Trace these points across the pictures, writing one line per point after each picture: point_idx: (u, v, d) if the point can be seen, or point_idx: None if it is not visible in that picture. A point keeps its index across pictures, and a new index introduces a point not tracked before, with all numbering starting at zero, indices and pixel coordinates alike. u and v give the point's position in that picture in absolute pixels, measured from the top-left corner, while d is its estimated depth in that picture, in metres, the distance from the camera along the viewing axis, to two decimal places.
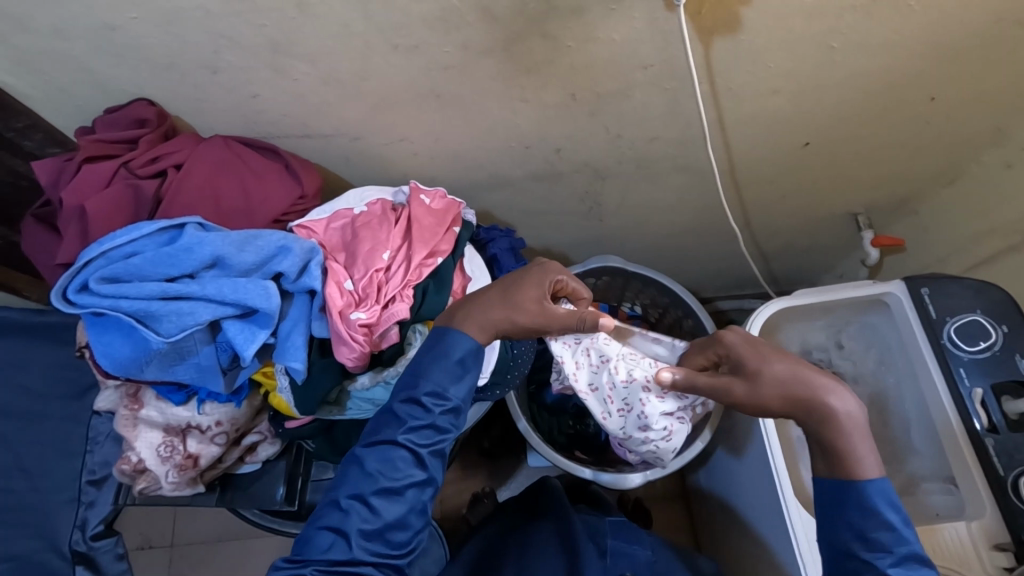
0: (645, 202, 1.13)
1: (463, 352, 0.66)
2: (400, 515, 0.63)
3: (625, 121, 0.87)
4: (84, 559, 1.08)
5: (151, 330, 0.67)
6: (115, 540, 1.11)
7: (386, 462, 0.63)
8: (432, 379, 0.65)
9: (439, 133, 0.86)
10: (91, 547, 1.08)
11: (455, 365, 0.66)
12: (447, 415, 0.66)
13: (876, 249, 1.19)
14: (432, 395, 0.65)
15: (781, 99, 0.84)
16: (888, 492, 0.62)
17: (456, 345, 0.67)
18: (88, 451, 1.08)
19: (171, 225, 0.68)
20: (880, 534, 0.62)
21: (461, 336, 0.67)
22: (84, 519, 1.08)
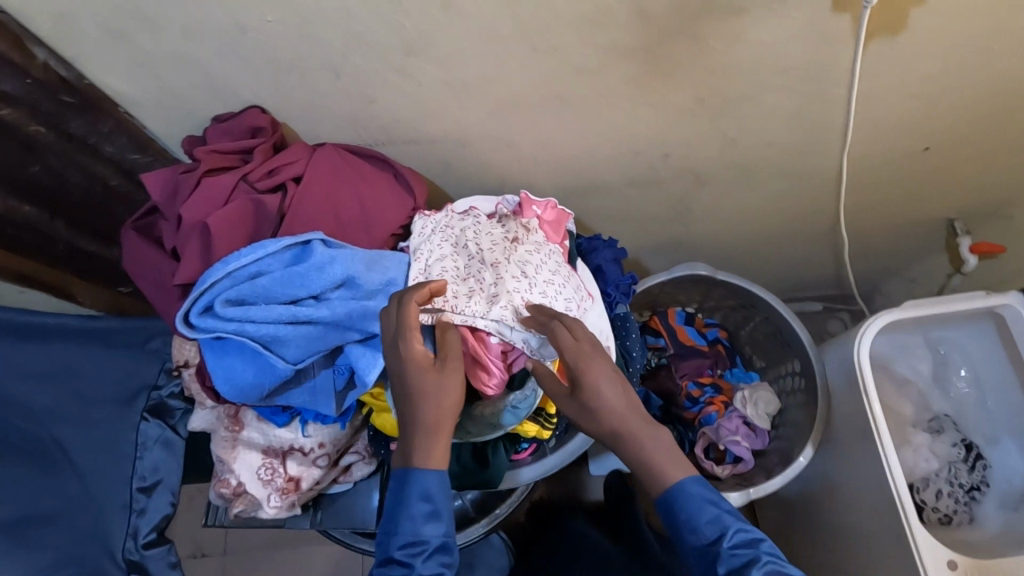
0: (738, 207, 1.08)
1: (418, 491, 0.60)
2: None
3: (745, 126, 0.82)
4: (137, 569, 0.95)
5: (278, 357, 0.63)
6: (169, 547, 0.98)
7: None
8: (405, 528, 0.61)
9: (550, 138, 0.81)
10: (144, 556, 0.95)
11: (426, 505, 0.61)
12: (433, 560, 0.61)
13: (974, 256, 1.14)
14: (408, 541, 0.61)
15: (918, 102, 0.79)
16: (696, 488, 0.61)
17: (427, 486, 0.61)
18: (137, 458, 0.98)
19: (296, 241, 0.64)
20: (708, 524, 0.60)
21: (419, 474, 0.61)
22: (136, 527, 0.96)
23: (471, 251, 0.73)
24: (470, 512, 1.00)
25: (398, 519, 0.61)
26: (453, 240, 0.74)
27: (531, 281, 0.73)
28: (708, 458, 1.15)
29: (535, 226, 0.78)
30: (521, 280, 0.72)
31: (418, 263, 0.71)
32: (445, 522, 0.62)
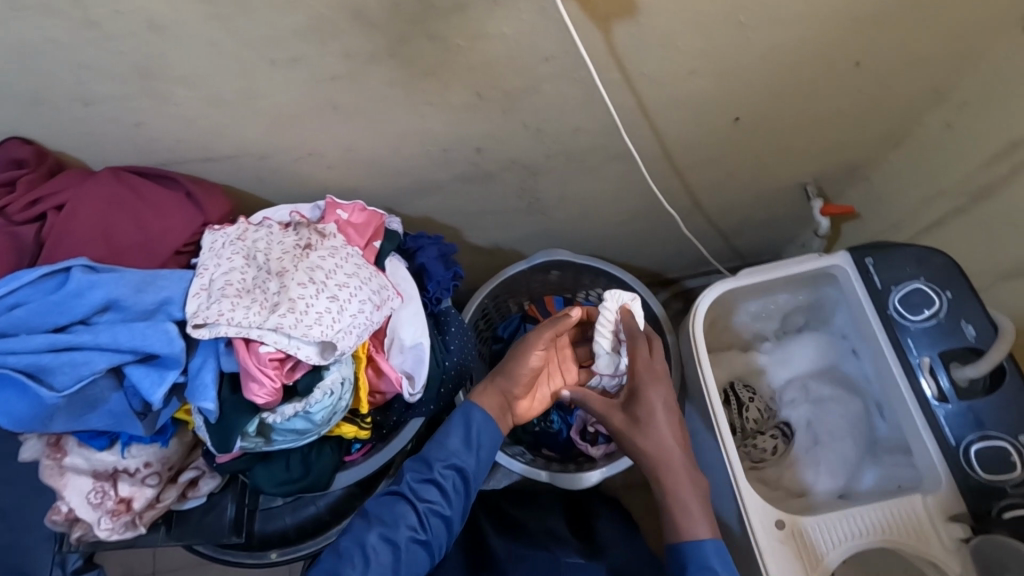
0: (586, 195, 1.09)
1: (473, 421, 0.79)
2: (390, 526, 0.74)
3: (542, 117, 0.83)
4: None
5: (44, 386, 0.63)
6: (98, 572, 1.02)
7: (390, 511, 0.75)
8: (443, 442, 0.78)
9: (350, 142, 0.82)
10: None
11: (466, 431, 0.79)
12: (452, 473, 0.78)
13: (827, 219, 1.15)
14: (440, 454, 0.78)
15: (704, 80, 0.81)
16: (467, 418, 0.79)
17: (473, 413, 0.80)
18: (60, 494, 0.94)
19: (56, 269, 0.65)
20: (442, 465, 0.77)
21: (471, 409, 0.80)
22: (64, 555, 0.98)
23: (260, 262, 0.74)
24: (325, 516, 0.95)
25: (445, 446, 0.78)
26: (243, 252, 0.75)
27: (319, 286, 0.72)
28: (585, 441, 1.17)
29: (333, 230, 0.79)
30: (307, 286, 0.72)
31: (202, 278, 0.71)
32: (475, 451, 0.79)
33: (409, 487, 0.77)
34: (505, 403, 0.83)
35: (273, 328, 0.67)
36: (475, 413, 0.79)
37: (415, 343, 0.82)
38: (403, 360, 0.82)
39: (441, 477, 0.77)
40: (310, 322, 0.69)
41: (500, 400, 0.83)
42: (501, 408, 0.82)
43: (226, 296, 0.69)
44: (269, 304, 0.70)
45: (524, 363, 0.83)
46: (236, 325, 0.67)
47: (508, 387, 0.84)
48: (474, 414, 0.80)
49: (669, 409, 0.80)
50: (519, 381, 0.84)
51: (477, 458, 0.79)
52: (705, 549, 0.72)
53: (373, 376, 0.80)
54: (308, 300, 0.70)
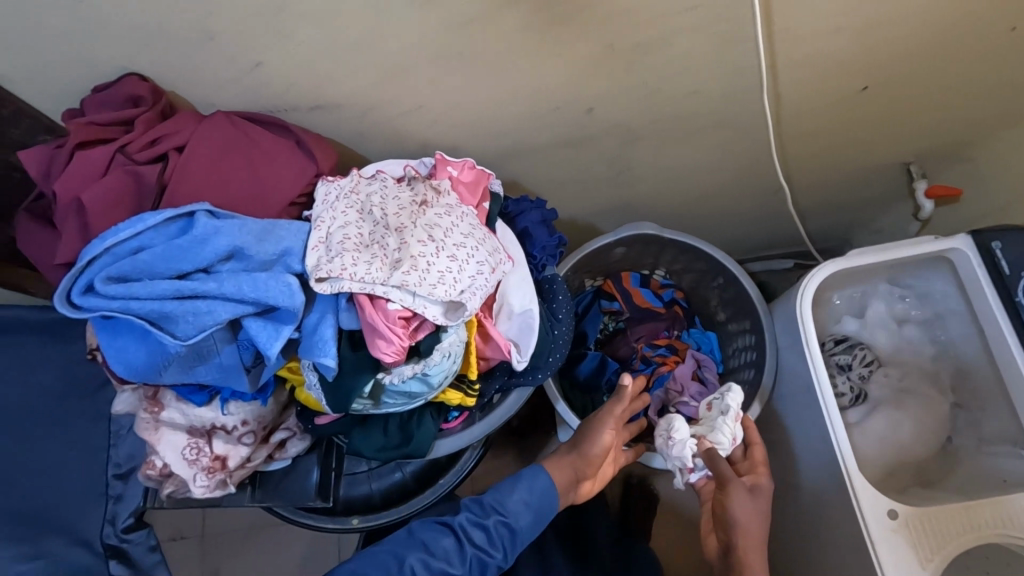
0: (680, 164, 1.04)
1: (539, 484, 0.80)
2: (432, 555, 0.73)
3: (664, 74, 0.78)
4: (117, 552, 1.05)
5: (166, 334, 0.61)
6: (148, 532, 1.08)
7: (435, 539, 0.75)
8: (503, 493, 0.79)
9: (462, 94, 0.77)
10: (124, 539, 1.05)
11: (531, 492, 0.79)
12: (504, 530, 0.77)
13: (930, 201, 1.10)
14: (498, 507, 0.78)
15: (845, 39, 0.76)
16: (537, 487, 0.80)
17: (541, 478, 0.81)
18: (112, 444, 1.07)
19: (180, 213, 0.62)
20: (498, 513, 0.77)
21: (540, 476, 0.80)
22: (114, 512, 1.05)
23: (376, 217, 0.70)
24: (410, 484, 0.95)
25: (506, 498, 0.78)
26: (358, 206, 0.71)
27: (438, 244, 0.69)
28: None
29: (447, 188, 0.76)
30: (427, 244, 0.68)
31: (319, 230, 0.68)
32: (532, 514, 0.78)
33: (460, 525, 0.77)
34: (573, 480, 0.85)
35: (398, 286, 0.64)
36: (542, 481, 0.80)
37: (523, 310, 0.78)
38: (512, 329, 0.78)
39: (491, 528, 0.76)
40: (433, 282, 0.65)
41: (569, 477, 0.84)
42: (569, 483, 0.84)
43: (347, 251, 0.66)
44: (390, 261, 0.66)
45: (597, 436, 0.87)
46: (359, 281, 0.64)
47: (577, 469, 0.85)
48: (541, 486, 0.80)
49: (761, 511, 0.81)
50: (589, 460, 0.86)
51: (530, 522, 0.78)
52: None
53: (480, 342, 0.77)
54: (429, 259, 0.67)
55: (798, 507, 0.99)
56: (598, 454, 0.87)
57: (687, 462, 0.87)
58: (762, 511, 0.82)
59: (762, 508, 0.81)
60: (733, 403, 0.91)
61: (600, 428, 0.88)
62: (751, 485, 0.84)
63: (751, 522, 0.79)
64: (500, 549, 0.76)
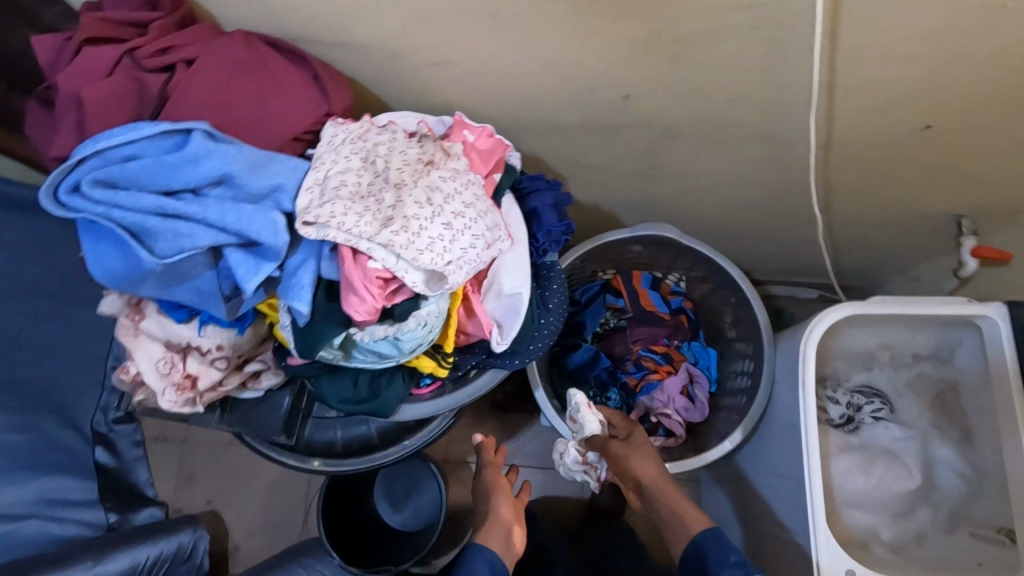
0: (715, 173, 0.98)
1: (481, 551, 0.86)
2: None
3: (710, 75, 0.73)
4: (104, 440, 1.34)
5: (144, 249, 0.60)
6: (132, 427, 1.40)
7: None
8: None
9: (492, 58, 0.73)
10: (111, 430, 1.35)
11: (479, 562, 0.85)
12: None
13: (974, 261, 1.03)
14: None
15: (913, 72, 0.70)
16: (480, 554, 0.86)
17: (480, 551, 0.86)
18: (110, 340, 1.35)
19: (176, 129, 0.60)
20: None
21: (477, 546, 0.87)
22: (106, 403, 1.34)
23: (377, 168, 0.68)
24: (374, 439, 0.95)
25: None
26: (363, 154, 0.69)
27: (435, 209, 0.66)
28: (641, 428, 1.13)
29: (458, 152, 0.72)
30: (423, 207, 0.66)
31: (317, 172, 0.66)
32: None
33: None
34: (506, 542, 0.91)
35: (383, 245, 0.62)
36: (482, 545, 0.86)
37: (513, 292, 0.75)
38: (498, 309, 0.76)
39: None
40: (422, 248, 0.63)
41: (500, 536, 0.91)
42: (505, 541, 0.91)
43: (340, 198, 0.64)
44: (382, 218, 0.64)
45: (497, 503, 0.97)
46: (346, 232, 0.62)
47: (500, 528, 0.93)
48: (480, 551, 0.86)
49: (646, 448, 0.88)
50: (505, 519, 0.94)
51: None
52: (701, 539, 0.76)
53: (463, 316, 0.76)
54: (422, 223, 0.64)
55: (766, 547, 0.96)
56: (508, 514, 0.96)
57: (580, 460, 0.98)
58: (646, 445, 0.89)
59: (647, 452, 0.88)
60: (580, 395, 0.96)
61: (495, 499, 0.98)
62: (631, 434, 0.92)
63: (645, 463, 0.86)
64: None
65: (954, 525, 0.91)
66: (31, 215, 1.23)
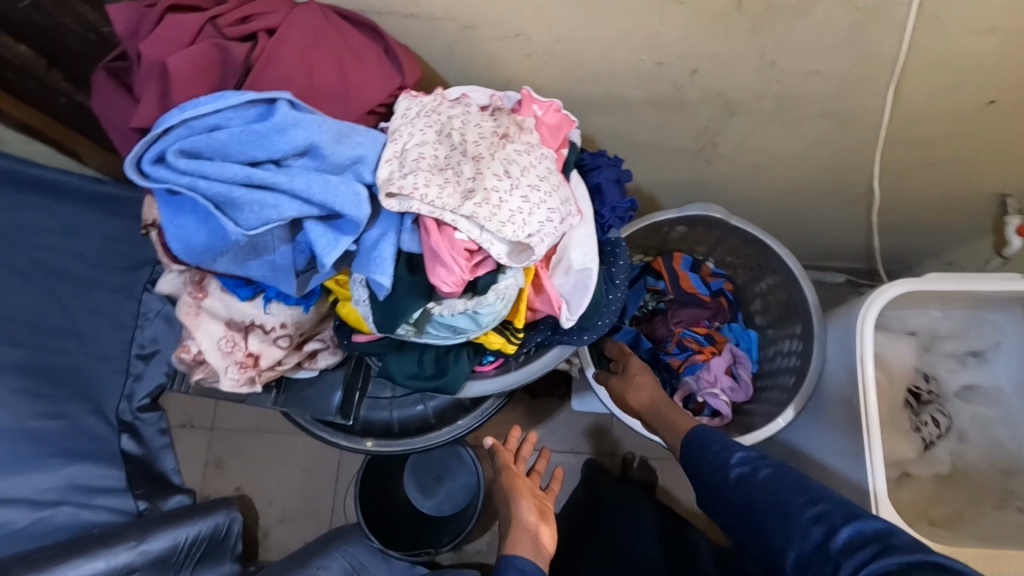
0: (766, 152, 0.99)
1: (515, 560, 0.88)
2: None
3: (785, 49, 0.73)
4: (128, 427, 1.32)
5: (229, 220, 0.59)
6: (157, 415, 1.37)
7: None
8: None
9: (566, 31, 0.73)
10: (136, 418, 1.33)
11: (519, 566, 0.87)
12: None
13: (1019, 240, 1.03)
14: None
15: (990, 41, 0.70)
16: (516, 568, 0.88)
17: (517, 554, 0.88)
18: (139, 327, 1.33)
19: (261, 98, 0.59)
20: None
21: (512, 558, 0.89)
22: (132, 391, 1.32)
23: (453, 141, 0.67)
24: (430, 419, 0.94)
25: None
26: (437, 127, 0.68)
27: (514, 182, 0.66)
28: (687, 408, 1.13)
29: (530, 126, 0.72)
30: (502, 179, 0.65)
31: (395, 144, 0.65)
32: None
33: None
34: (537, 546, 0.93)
35: (468, 217, 0.61)
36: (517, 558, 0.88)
37: (583, 268, 0.75)
38: (565, 285, 0.76)
39: None
40: (504, 219, 0.63)
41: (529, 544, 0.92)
42: (533, 546, 0.92)
43: (421, 170, 0.63)
44: (463, 190, 0.64)
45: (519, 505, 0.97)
46: (429, 203, 0.62)
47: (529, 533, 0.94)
48: (513, 563, 0.88)
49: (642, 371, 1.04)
50: (529, 521, 0.95)
51: None
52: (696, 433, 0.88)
53: (532, 292, 0.75)
54: (503, 195, 0.64)
55: None
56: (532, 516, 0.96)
57: None
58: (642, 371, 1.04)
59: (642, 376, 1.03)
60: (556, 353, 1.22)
61: (517, 502, 0.97)
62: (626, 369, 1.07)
63: (642, 390, 1.02)
64: None
65: (1003, 500, 0.93)
66: (65, 198, 1.21)
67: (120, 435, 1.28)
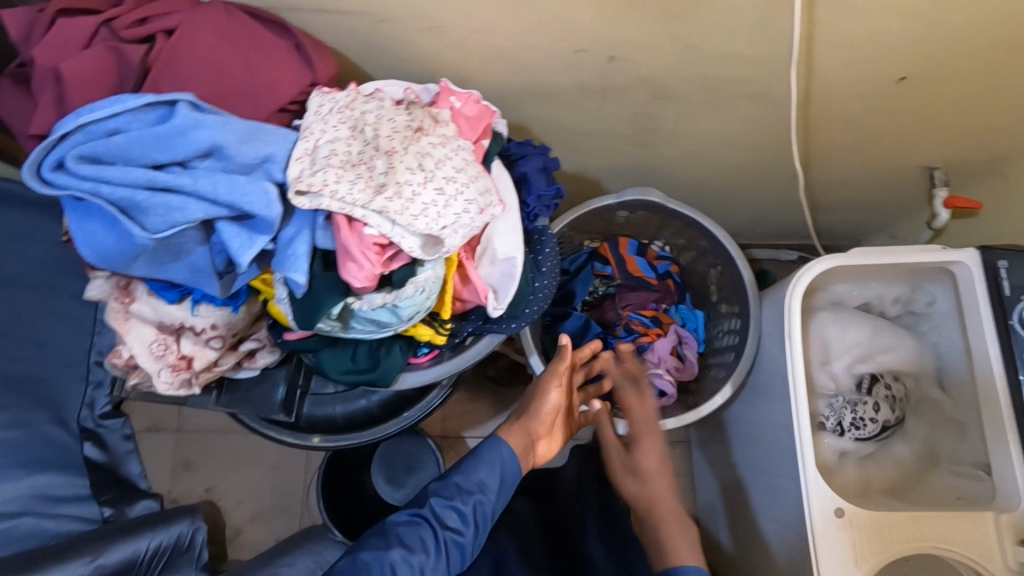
0: (699, 135, 1.00)
1: (502, 452, 0.82)
2: (411, 541, 0.73)
3: (697, 34, 0.74)
4: (92, 436, 1.31)
5: (135, 224, 0.59)
6: (121, 422, 1.36)
7: (409, 534, 0.74)
8: (472, 472, 0.80)
9: (480, 21, 0.73)
10: (99, 425, 1.32)
11: (499, 465, 0.81)
12: (479, 509, 0.78)
13: (947, 211, 1.06)
14: (470, 485, 0.79)
15: (891, 19, 0.72)
16: (497, 446, 0.82)
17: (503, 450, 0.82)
18: (98, 332, 1.29)
19: (161, 100, 0.59)
20: (470, 487, 0.79)
21: (498, 441, 0.83)
22: (92, 398, 1.30)
23: (367, 136, 0.68)
24: (374, 412, 0.95)
25: (475, 470, 0.80)
26: (351, 122, 0.68)
27: (428, 175, 0.66)
28: None
29: (446, 118, 0.72)
30: (416, 172, 0.66)
31: (306, 142, 0.66)
32: (495, 481, 0.80)
33: (430, 512, 0.76)
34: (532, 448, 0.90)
35: (379, 211, 0.62)
36: (503, 446, 0.82)
37: (508, 257, 0.76)
38: (491, 273, 0.77)
39: (465, 503, 0.77)
40: (416, 213, 0.63)
41: (523, 442, 0.88)
42: (526, 444, 0.87)
43: (331, 166, 0.63)
44: (376, 184, 0.64)
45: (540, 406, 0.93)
46: (340, 198, 0.62)
47: (534, 433, 0.91)
48: (500, 445, 0.83)
49: (658, 465, 0.90)
50: (538, 425, 0.91)
51: (500, 491, 0.81)
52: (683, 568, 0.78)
53: (458, 283, 0.76)
54: (416, 188, 0.65)
55: (760, 499, 0.99)
56: (545, 423, 0.93)
57: None
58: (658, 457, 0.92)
59: (655, 465, 0.91)
60: None
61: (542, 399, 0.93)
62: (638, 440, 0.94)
63: (656, 478, 0.89)
64: (463, 530, 0.77)
65: (933, 464, 0.96)
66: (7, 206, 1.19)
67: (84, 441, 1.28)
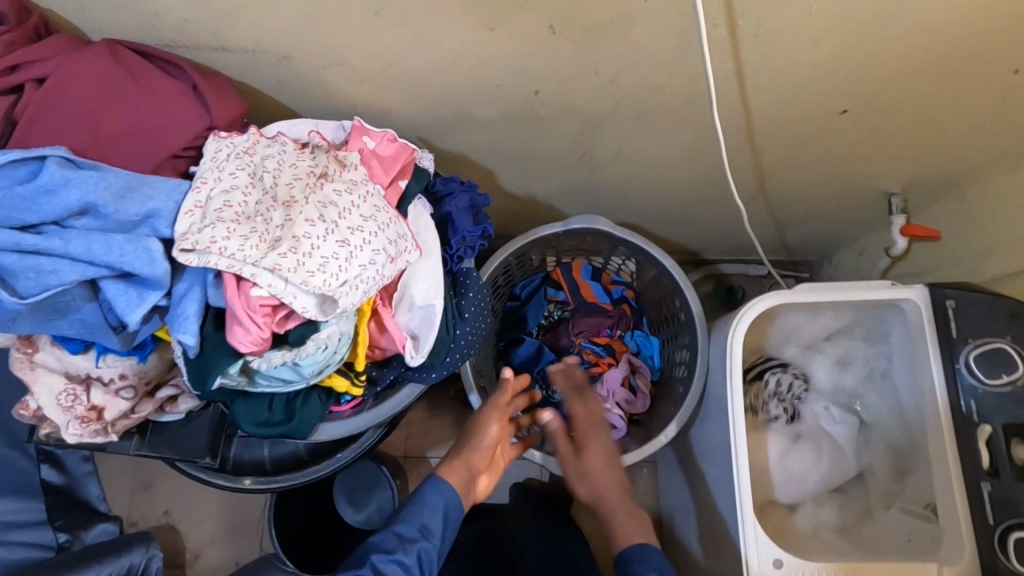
0: (643, 160, 0.96)
1: (443, 492, 0.83)
2: None
3: (620, 68, 0.71)
4: (49, 458, 1.25)
5: (5, 289, 0.56)
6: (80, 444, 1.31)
7: None
8: (416, 518, 0.80)
9: (388, 57, 0.69)
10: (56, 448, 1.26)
11: (441, 510, 0.81)
12: (421, 556, 0.78)
13: (904, 238, 1.02)
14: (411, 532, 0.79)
15: (820, 52, 0.68)
16: (437, 490, 0.82)
17: (445, 493, 0.83)
18: None
19: (28, 156, 0.55)
20: (412, 535, 0.79)
21: (438, 481, 0.83)
22: None
23: (265, 184, 0.64)
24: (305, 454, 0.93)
25: (417, 518, 0.80)
26: (250, 170, 0.64)
27: (329, 226, 0.62)
28: None
29: (354, 162, 0.69)
30: (316, 223, 0.62)
31: (198, 193, 0.62)
32: (436, 529, 0.80)
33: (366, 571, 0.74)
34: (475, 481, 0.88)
35: (269, 269, 0.58)
36: (441, 485, 0.83)
37: (426, 304, 0.73)
38: (409, 321, 0.73)
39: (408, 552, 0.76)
40: (312, 269, 0.59)
41: (464, 476, 0.87)
42: (465, 484, 0.86)
43: (222, 220, 0.59)
44: (271, 239, 0.60)
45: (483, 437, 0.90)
46: (229, 256, 0.58)
47: (475, 465, 0.88)
48: (439, 486, 0.83)
49: (600, 459, 0.92)
50: (480, 456, 0.89)
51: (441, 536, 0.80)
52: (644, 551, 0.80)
53: (375, 330, 0.73)
54: (314, 242, 0.61)
55: (708, 537, 0.96)
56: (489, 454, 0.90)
57: None
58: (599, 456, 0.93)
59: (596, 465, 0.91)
60: None
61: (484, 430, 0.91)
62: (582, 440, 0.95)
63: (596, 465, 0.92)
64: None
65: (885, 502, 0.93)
66: None
67: (40, 463, 1.23)
